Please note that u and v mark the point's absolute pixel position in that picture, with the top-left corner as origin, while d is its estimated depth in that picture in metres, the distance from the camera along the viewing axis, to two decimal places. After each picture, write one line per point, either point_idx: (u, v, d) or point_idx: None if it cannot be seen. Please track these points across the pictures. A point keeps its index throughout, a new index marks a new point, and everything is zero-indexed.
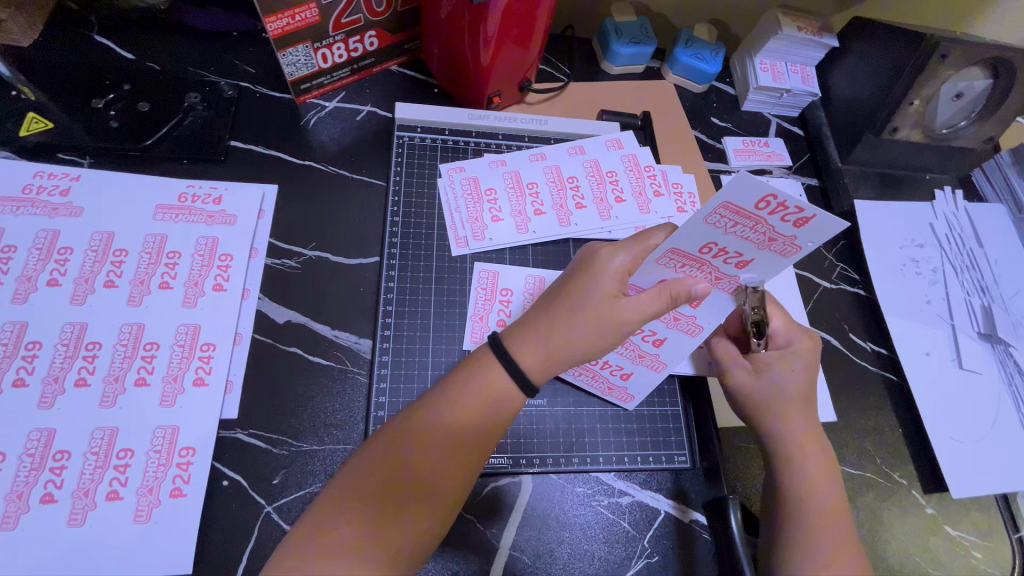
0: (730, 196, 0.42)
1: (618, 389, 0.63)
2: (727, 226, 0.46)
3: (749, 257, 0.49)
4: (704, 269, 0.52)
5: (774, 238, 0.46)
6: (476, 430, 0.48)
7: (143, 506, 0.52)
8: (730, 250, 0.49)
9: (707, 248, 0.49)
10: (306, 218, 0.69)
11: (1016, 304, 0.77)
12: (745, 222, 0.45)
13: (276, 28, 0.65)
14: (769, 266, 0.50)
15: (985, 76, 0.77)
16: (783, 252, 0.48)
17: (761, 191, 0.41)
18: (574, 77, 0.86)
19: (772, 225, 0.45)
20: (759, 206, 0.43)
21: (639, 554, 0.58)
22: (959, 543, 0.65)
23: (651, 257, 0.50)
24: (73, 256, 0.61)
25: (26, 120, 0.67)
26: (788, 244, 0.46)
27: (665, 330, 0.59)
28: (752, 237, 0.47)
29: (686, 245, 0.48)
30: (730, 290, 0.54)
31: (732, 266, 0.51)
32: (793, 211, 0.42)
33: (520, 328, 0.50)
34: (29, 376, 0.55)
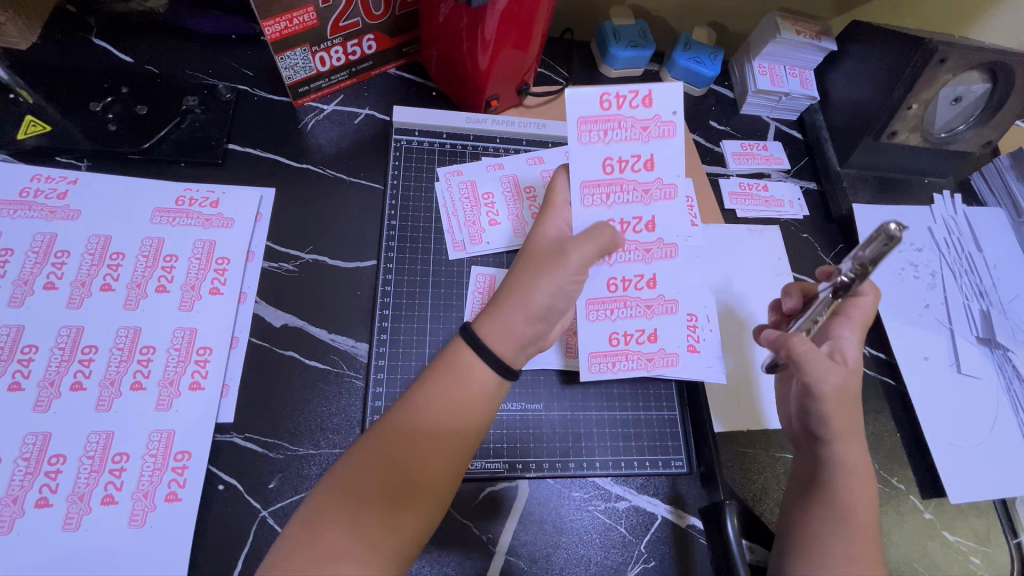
0: (577, 108, 0.50)
1: (658, 355, 0.64)
2: (603, 137, 0.51)
3: (646, 155, 0.52)
4: (627, 191, 0.53)
5: (646, 126, 0.51)
6: (459, 422, 0.48)
7: (138, 510, 0.52)
8: (627, 157, 0.52)
9: (608, 166, 0.52)
10: (304, 221, 0.69)
11: (1014, 308, 0.76)
12: (611, 125, 0.51)
13: (274, 31, 0.65)
14: (670, 152, 0.52)
15: (983, 80, 0.77)
16: (666, 135, 0.52)
17: (596, 91, 0.50)
18: (572, 81, 0.86)
19: (631, 117, 0.51)
20: (604, 104, 0.51)
21: (636, 559, 0.58)
22: (957, 549, 0.65)
23: (577, 204, 0.53)
24: (70, 260, 0.61)
25: (24, 123, 0.67)
26: (660, 123, 0.52)
27: (650, 268, 0.59)
28: (630, 137, 0.52)
29: (589, 172, 0.52)
30: (670, 197, 0.54)
31: (645, 172, 0.53)
32: (631, 94, 0.51)
33: (488, 313, 0.51)
34: (25, 380, 0.55)
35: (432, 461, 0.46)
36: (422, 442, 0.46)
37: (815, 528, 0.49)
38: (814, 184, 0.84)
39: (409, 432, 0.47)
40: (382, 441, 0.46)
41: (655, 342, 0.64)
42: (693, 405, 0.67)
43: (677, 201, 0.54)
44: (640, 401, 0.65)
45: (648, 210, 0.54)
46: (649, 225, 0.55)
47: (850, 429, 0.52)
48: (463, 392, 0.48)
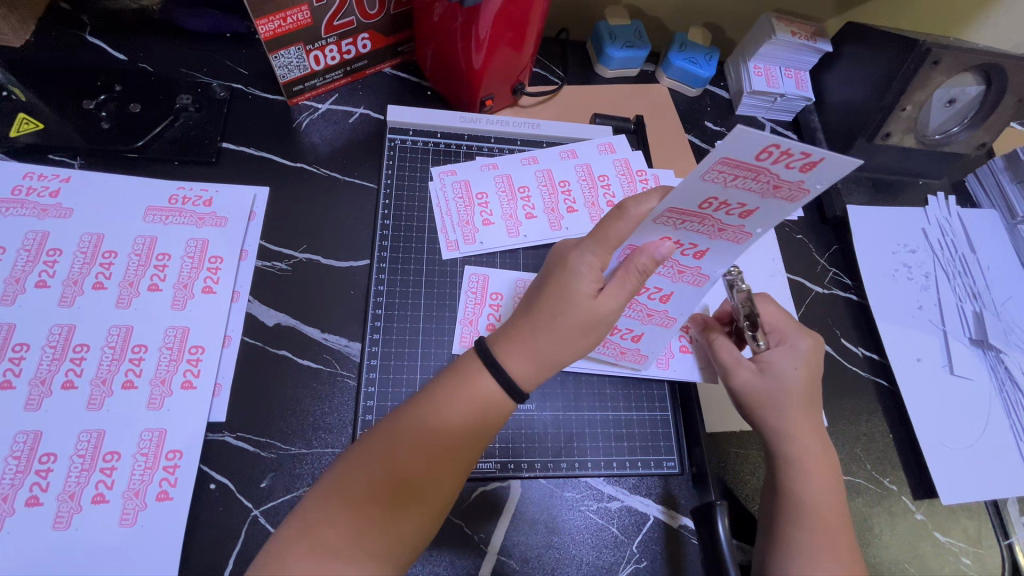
0: (726, 149, 0.38)
1: (631, 352, 0.63)
2: (727, 180, 0.41)
3: (752, 206, 0.44)
4: (705, 224, 0.47)
5: (780, 187, 0.41)
6: (467, 437, 0.48)
7: (129, 509, 0.52)
8: (732, 202, 0.44)
9: (707, 204, 0.44)
10: (297, 221, 0.69)
11: (1007, 310, 0.77)
12: (745, 174, 0.40)
13: (268, 30, 0.65)
14: (780, 212, 0.44)
15: (978, 82, 0.77)
16: (791, 198, 0.43)
17: (762, 143, 0.37)
18: (568, 80, 0.86)
19: (776, 173, 0.40)
20: (760, 156, 0.38)
21: (628, 559, 0.58)
22: (948, 550, 0.65)
23: (648, 217, 0.46)
24: (62, 258, 0.61)
25: (16, 121, 0.67)
26: (796, 189, 0.41)
27: (672, 285, 0.56)
28: (755, 188, 0.42)
29: (683, 200, 0.44)
30: (738, 241, 0.49)
31: (735, 218, 0.46)
32: (799, 159, 0.38)
33: (509, 334, 0.50)
34: (17, 378, 0.55)
35: (434, 472, 0.47)
36: (428, 452, 0.47)
37: (787, 522, 0.52)
38: None
39: (415, 439, 0.47)
40: (386, 445, 0.47)
41: (636, 342, 0.62)
42: (685, 406, 0.67)
43: (741, 247, 0.49)
44: (632, 401, 0.65)
45: (709, 243, 0.50)
46: (698, 253, 0.51)
47: (810, 419, 0.56)
48: (465, 402, 0.48)
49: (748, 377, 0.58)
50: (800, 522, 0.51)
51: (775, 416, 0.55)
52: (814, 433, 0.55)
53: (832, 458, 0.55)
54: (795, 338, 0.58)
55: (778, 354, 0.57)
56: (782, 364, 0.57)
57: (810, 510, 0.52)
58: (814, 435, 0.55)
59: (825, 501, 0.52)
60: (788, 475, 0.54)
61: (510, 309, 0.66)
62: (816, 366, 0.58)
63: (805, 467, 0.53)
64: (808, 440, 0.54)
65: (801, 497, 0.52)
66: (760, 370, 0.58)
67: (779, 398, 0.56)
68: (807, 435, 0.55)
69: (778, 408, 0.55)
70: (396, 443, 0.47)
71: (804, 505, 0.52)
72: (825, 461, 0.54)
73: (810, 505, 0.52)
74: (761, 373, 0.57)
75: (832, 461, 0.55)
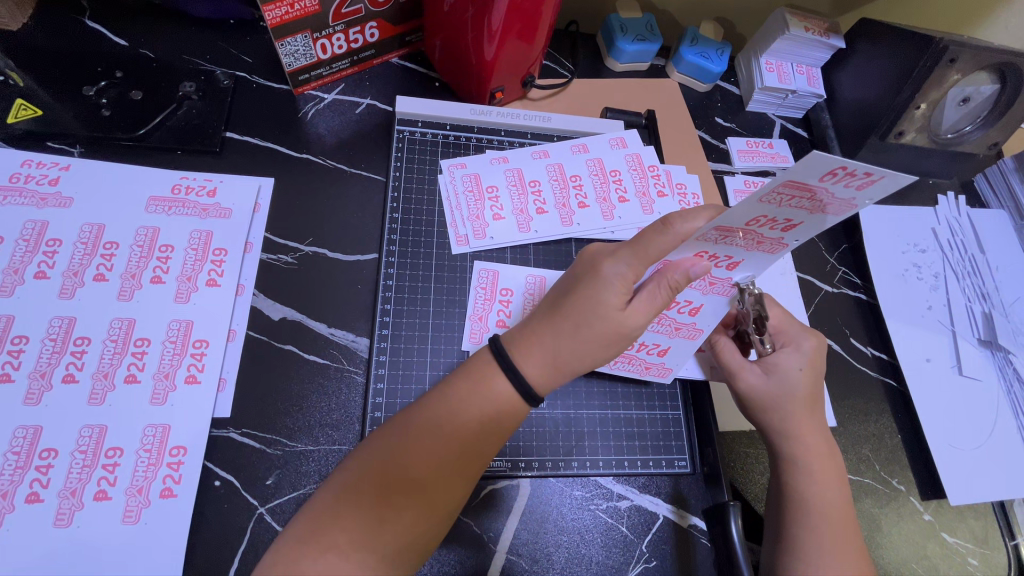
0: (794, 172, 0.39)
1: (655, 365, 0.62)
2: (782, 200, 0.42)
3: (797, 221, 0.46)
4: (746, 238, 0.48)
5: (831, 203, 0.43)
6: (484, 439, 0.47)
7: (132, 506, 0.51)
8: (780, 219, 0.45)
9: (755, 221, 0.45)
10: (302, 213, 0.68)
11: (1016, 311, 0.76)
12: (803, 194, 0.42)
13: (275, 16, 0.63)
14: (818, 225, 0.46)
15: (992, 81, 0.76)
16: (835, 212, 0.45)
17: (831, 166, 0.38)
18: (577, 74, 0.84)
19: (832, 193, 0.42)
20: (823, 178, 0.39)
21: (638, 559, 0.58)
22: (955, 550, 0.65)
23: (694, 235, 0.47)
24: (62, 248, 0.59)
25: (14, 107, 0.65)
26: (843, 205, 0.43)
27: (701, 298, 0.57)
28: (806, 205, 0.43)
29: (734, 219, 0.44)
30: (772, 252, 0.51)
31: (777, 231, 0.47)
32: (861, 178, 0.39)
33: (527, 336, 0.50)
34: (15, 371, 0.53)
35: (448, 472, 0.46)
36: (440, 454, 0.46)
37: (793, 522, 0.51)
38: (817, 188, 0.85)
39: (430, 436, 0.46)
40: (401, 444, 0.46)
41: (661, 355, 0.62)
42: (696, 403, 0.66)
43: (774, 257, 0.51)
44: (643, 400, 0.65)
45: (744, 254, 0.51)
46: (731, 264, 0.53)
47: (815, 419, 0.56)
48: (476, 402, 0.47)
49: (753, 379, 0.57)
50: (806, 522, 0.51)
51: (781, 416, 0.55)
52: (818, 432, 0.55)
53: (837, 457, 0.55)
54: (799, 339, 0.58)
55: (783, 355, 0.57)
56: (788, 365, 0.56)
57: (815, 508, 0.51)
58: (817, 435, 0.55)
59: (831, 500, 0.52)
60: (792, 473, 0.53)
61: (520, 306, 0.64)
62: (820, 364, 0.58)
63: (809, 465, 0.53)
64: (812, 439, 0.54)
65: (806, 495, 0.52)
66: (765, 371, 0.57)
67: (786, 398, 0.55)
68: (810, 434, 0.55)
69: (783, 408, 0.55)
70: (412, 439, 0.46)
71: (811, 505, 0.52)
72: (830, 460, 0.54)
73: (814, 503, 0.52)
74: (766, 375, 0.57)
75: (836, 461, 0.55)
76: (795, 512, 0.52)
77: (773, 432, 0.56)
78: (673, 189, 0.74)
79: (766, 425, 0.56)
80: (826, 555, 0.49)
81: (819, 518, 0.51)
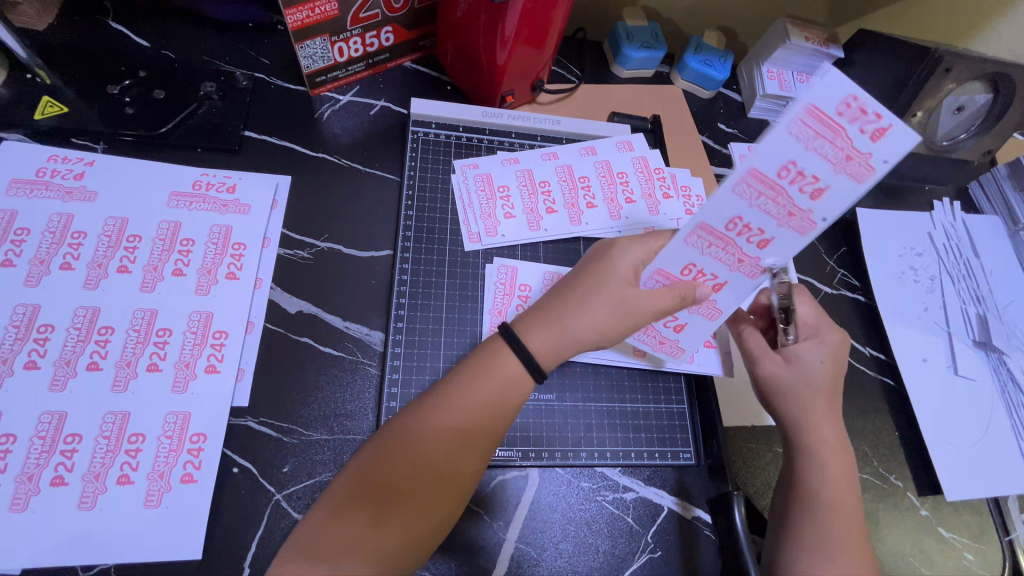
0: (817, 98, 0.37)
1: (669, 342, 0.64)
2: (807, 139, 0.39)
3: (823, 183, 0.41)
4: (776, 203, 0.44)
5: (852, 157, 0.39)
6: (492, 422, 0.49)
7: (154, 491, 0.52)
8: (807, 175, 0.41)
9: (784, 170, 0.41)
10: (319, 211, 0.70)
11: (1009, 313, 0.79)
12: (825, 134, 0.39)
13: (296, 20, 0.65)
14: (848, 197, 0.41)
15: (985, 90, 0.79)
16: (858, 176, 0.40)
17: (848, 88, 0.36)
18: (585, 79, 0.87)
19: (851, 139, 0.39)
20: (841, 108, 0.37)
21: (643, 549, 0.59)
22: (951, 545, 0.67)
23: (725, 182, 0.44)
24: (86, 241, 0.61)
25: (40, 104, 0.67)
26: (865, 164, 0.39)
27: (727, 274, 0.53)
28: (831, 157, 0.40)
29: (761, 162, 0.42)
30: (801, 231, 0.45)
31: (806, 198, 0.43)
32: (875, 117, 0.37)
33: (536, 313, 0.52)
34: (42, 359, 0.55)
35: (446, 464, 0.47)
36: (440, 449, 0.47)
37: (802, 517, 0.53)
38: None
39: (433, 430, 0.47)
40: (403, 439, 0.47)
41: (677, 332, 0.63)
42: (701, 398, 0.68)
43: (803, 238, 0.46)
44: (649, 394, 0.67)
45: (774, 231, 0.46)
46: (762, 241, 0.48)
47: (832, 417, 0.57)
48: (478, 396, 0.49)
49: (774, 367, 0.59)
50: (816, 517, 0.52)
51: (800, 407, 0.57)
52: (834, 428, 0.57)
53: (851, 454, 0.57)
54: (824, 333, 0.60)
55: (806, 348, 0.59)
56: (810, 357, 0.59)
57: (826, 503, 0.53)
58: (833, 434, 0.56)
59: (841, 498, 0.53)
60: (807, 465, 0.55)
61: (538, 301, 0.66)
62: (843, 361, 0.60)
63: (823, 457, 0.55)
64: (825, 432, 0.56)
65: (819, 486, 0.54)
66: (787, 361, 0.59)
67: (801, 390, 0.57)
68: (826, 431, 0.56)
69: (801, 395, 0.57)
70: (416, 433, 0.47)
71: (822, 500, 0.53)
72: (843, 458, 0.56)
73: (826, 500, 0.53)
74: (789, 364, 0.59)
75: (846, 455, 0.56)
76: (807, 502, 0.53)
77: (790, 423, 0.57)
78: (678, 190, 0.76)
79: (783, 416, 0.58)
80: (837, 556, 0.50)
81: (829, 515, 0.52)
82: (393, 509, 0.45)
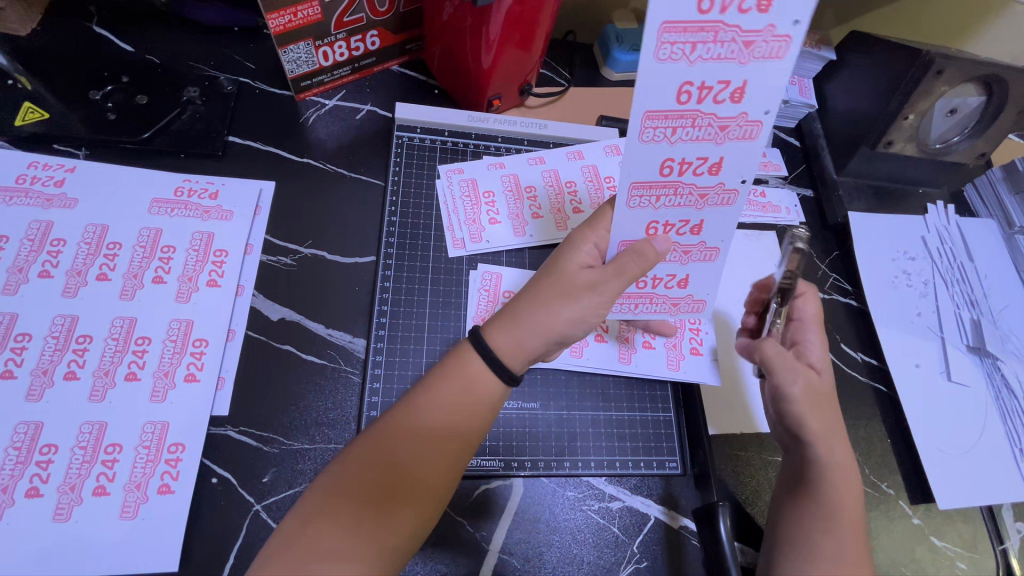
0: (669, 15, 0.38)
1: (683, 301, 0.57)
2: (686, 54, 0.40)
3: (734, 80, 0.41)
4: (698, 125, 0.44)
5: (746, 41, 0.40)
6: (461, 424, 0.48)
7: (130, 502, 0.51)
8: (713, 83, 0.41)
9: (684, 93, 0.42)
10: (303, 217, 0.69)
11: (1004, 318, 0.78)
12: (702, 39, 0.39)
13: (278, 24, 0.65)
14: (770, 78, 0.41)
15: (979, 93, 0.78)
16: (772, 53, 0.40)
17: None
18: (574, 82, 0.86)
19: (733, 28, 0.39)
20: (701, 9, 0.38)
21: (628, 559, 0.58)
22: (943, 555, 0.66)
23: (633, 136, 0.44)
24: (66, 248, 0.60)
25: (22, 110, 0.67)
26: (771, 38, 0.40)
27: (699, 213, 0.50)
28: (724, 54, 0.40)
29: (658, 96, 0.42)
30: (749, 135, 0.44)
31: (727, 103, 0.43)
32: None
33: (500, 315, 0.50)
34: (18, 368, 0.54)
35: (433, 459, 0.47)
36: (426, 446, 0.47)
37: (809, 533, 0.49)
38: (810, 192, 0.86)
39: (415, 428, 0.47)
40: (386, 440, 0.46)
41: (685, 288, 0.56)
42: (687, 406, 0.67)
43: (756, 142, 0.45)
44: (634, 402, 0.66)
45: (717, 150, 0.45)
46: (712, 167, 0.46)
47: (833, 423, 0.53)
48: (457, 390, 0.48)
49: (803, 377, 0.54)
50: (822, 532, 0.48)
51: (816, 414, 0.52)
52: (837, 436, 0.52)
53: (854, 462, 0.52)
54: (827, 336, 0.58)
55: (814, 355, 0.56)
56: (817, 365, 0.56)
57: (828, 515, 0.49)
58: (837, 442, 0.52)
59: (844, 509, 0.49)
60: (818, 473, 0.51)
61: None
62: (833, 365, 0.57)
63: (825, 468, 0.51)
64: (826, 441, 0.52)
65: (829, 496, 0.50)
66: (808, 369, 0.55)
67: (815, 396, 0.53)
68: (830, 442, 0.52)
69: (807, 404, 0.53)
70: (400, 432, 0.47)
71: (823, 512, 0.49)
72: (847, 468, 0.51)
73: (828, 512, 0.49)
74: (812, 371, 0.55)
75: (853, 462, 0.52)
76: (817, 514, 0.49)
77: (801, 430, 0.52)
78: None
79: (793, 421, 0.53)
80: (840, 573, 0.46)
81: (833, 529, 0.48)
82: (388, 510, 0.44)
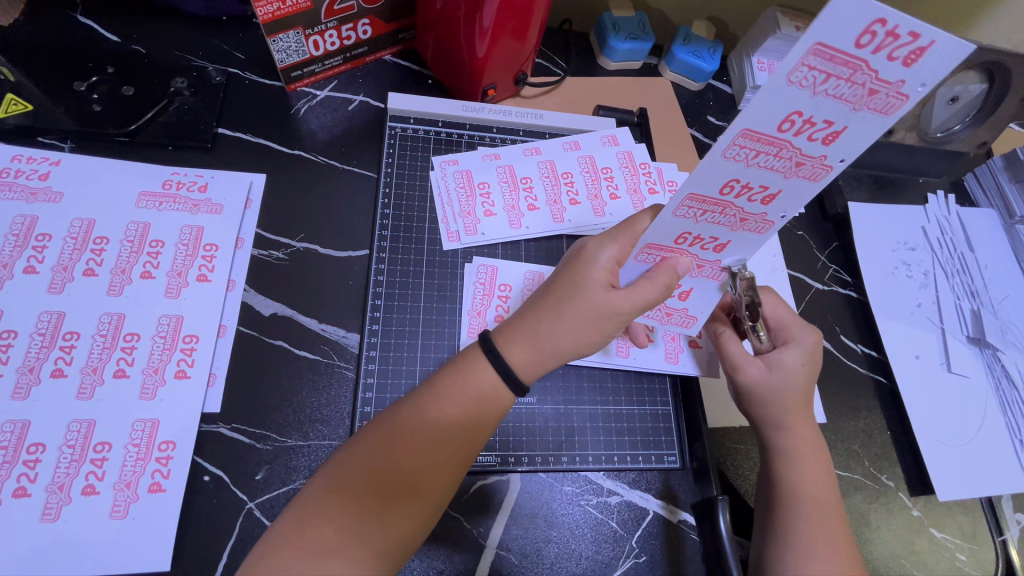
0: (824, 33, 0.30)
1: (677, 313, 0.58)
2: (817, 83, 0.33)
3: (839, 125, 0.35)
4: (780, 156, 0.38)
5: (874, 90, 0.33)
6: (467, 430, 0.47)
7: (120, 501, 0.50)
8: (818, 120, 0.35)
9: (788, 122, 0.36)
10: (294, 209, 0.68)
11: (1004, 309, 0.77)
12: (839, 72, 0.32)
13: (267, 12, 0.63)
14: (870, 132, 0.35)
15: (980, 80, 0.77)
16: (884, 109, 0.34)
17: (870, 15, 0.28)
18: (570, 71, 0.85)
19: (874, 71, 0.31)
20: (859, 42, 0.30)
21: (627, 554, 0.58)
22: (943, 546, 0.65)
23: (716, 149, 0.38)
24: (52, 242, 0.59)
25: (4, 101, 0.65)
26: (894, 94, 0.32)
27: (728, 235, 0.48)
28: (846, 95, 0.33)
29: (761, 118, 0.36)
30: (814, 177, 0.40)
31: (818, 144, 0.37)
32: (905, 42, 0.29)
33: (511, 325, 0.50)
34: (4, 366, 0.53)
35: (436, 464, 0.46)
36: (431, 451, 0.46)
37: (788, 522, 0.51)
38: None
39: (421, 433, 0.46)
40: (392, 443, 0.46)
41: (683, 300, 0.57)
42: (685, 398, 0.66)
43: (817, 184, 0.41)
44: (632, 396, 0.65)
45: (781, 183, 0.41)
46: (767, 197, 0.43)
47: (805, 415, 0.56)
48: (466, 395, 0.47)
49: (758, 372, 0.56)
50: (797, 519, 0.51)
51: (780, 409, 0.55)
52: (807, 427, 0.56)
53: (821, 445, 0.56)
54: (800, 333, 0.57)
55: (784, 352, 0.56)
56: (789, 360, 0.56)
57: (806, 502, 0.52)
58: (807, 433, 0.55)
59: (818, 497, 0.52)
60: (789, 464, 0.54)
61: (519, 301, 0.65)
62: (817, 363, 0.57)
63: (801, 455, 0.54)
64: (799, 432, 0.55)
65: (799, 484, 0.53)
66: (768, 365, 0.56)
67: (781, 392, 0.55)
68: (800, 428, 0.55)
69: (785, 401, 0.55)
70: (406, 436, 0.46)
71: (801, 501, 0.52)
72: (818, 458, 0.54)
73: (806, 500, 0.52)
74: (767, 368, 0.56)
75: (822, 447, 0.56)
76: (788, 502, 0.52)
77: (766, 424, 0.56)
78: (664, 186, 0.75)
79: (759, 416, 0.56)
80: (818, 561, 0.49)
81: (812, 518, 0.51)
82: (389, 512, 0.44)
